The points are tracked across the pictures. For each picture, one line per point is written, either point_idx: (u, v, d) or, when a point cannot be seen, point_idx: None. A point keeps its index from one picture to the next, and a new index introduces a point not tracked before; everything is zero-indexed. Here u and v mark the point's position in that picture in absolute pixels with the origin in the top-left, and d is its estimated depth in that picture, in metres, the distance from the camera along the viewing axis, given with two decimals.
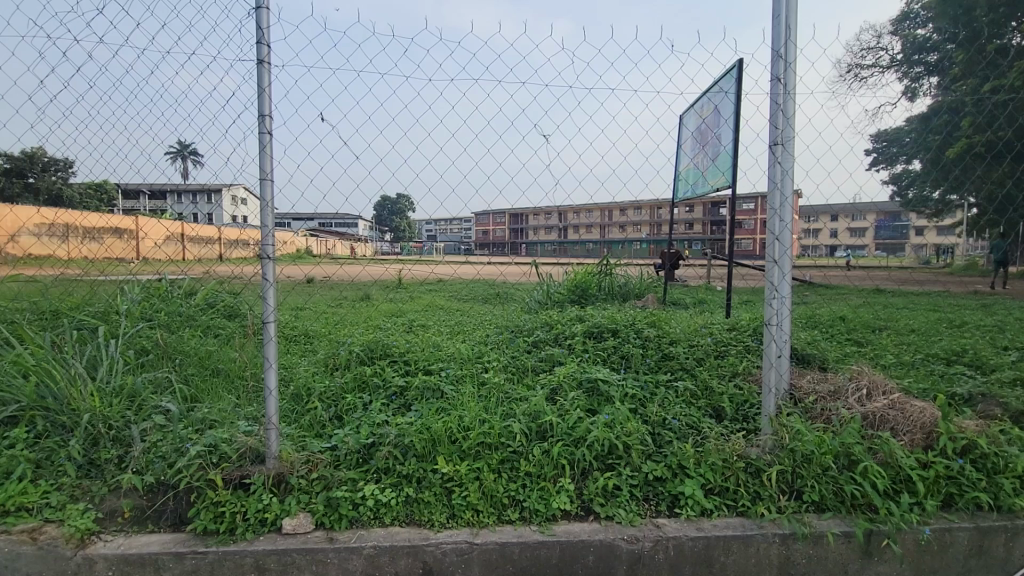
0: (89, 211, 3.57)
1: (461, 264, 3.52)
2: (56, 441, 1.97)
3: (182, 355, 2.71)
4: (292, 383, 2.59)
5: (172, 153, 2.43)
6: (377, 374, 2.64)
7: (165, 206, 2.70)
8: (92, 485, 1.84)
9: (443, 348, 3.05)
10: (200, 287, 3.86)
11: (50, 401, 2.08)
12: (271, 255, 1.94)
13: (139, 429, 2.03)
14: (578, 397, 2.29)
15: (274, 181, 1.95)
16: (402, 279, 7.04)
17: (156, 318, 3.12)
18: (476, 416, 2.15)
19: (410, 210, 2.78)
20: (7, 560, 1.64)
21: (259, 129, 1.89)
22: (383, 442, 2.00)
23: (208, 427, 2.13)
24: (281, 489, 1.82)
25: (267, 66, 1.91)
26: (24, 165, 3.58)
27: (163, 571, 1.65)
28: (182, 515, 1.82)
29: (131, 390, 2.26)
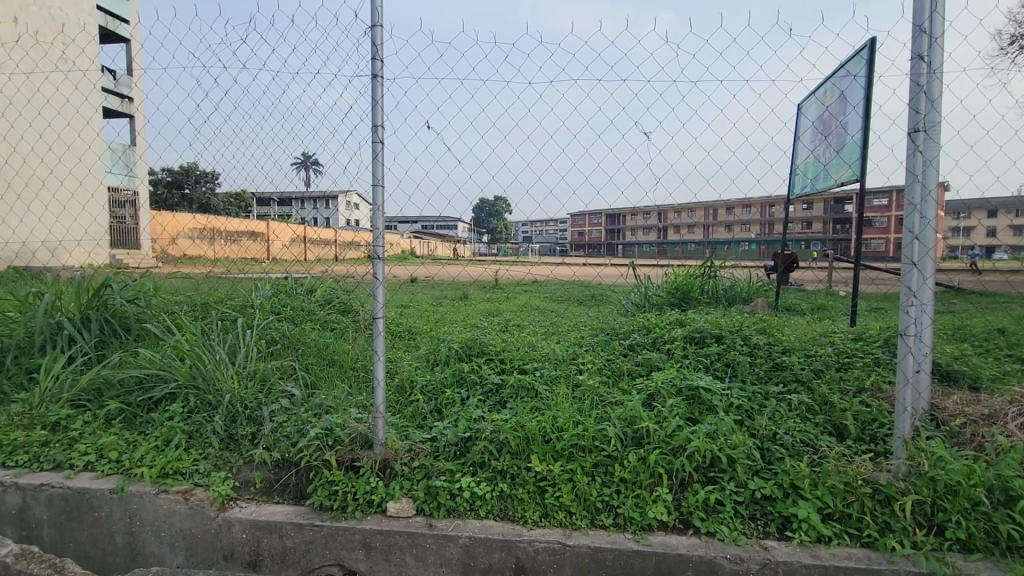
0: (231, 216, 4.05)
1: (558, 266, 3.52)
2: (204, 416, 2.27)
3: (303, 345, 2.99)
4: (397, 375, 2.76)
5: (298, 164, 2.70)
6: (474, 371, 2.72)
7: (291, 212, 3.01)
8: (231, 457, 2.10)
9: (538, 348, 3.07)
10: (320, 284, 4.22)
11: (200, 381, 2.40)
12: (381, 255, 2.07)
13: (268, 410, 2.28)
14: (678, 404, 2.18)
15: (385, 186, 2.09)
16: (499, 279, 7.19)
17: (283, 312, 3.48)
18: (570, 417, 2.14)
19: (507, 212, 2.83)
20: (167, 515, 1.92)
21: (373, 138, 2.04)
22: (479, 437, 2.06)
23: (325, 411, 2.33)
24: (386, 474, 1.95)
25: (381, 79, 2.05)
26: (181, 178, 4.16)
27: (287, 539, 1.84)
28: (302, 490, 2.01)
29: (262, 375, 2.55)
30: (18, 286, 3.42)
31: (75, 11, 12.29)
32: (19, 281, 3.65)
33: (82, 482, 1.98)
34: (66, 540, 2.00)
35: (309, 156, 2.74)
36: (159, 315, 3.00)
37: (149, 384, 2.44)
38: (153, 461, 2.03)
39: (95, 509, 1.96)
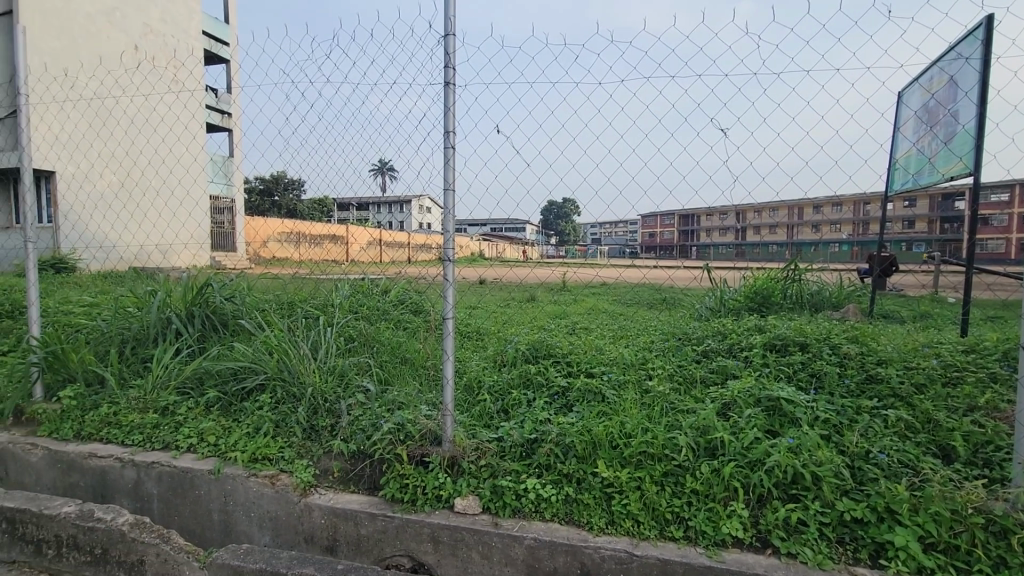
0: (314, 221, 4.32)
1: (627, 269, 3.44)
2: (289, 406, 2.44)
3: (378, 343, 3.13)
4: (465, 375, 2.82)
5: (375, 170, 2.83)
6: (540, 373, 2.72)
7: (368, 216, 3.16)
8: (312, 446, 2.24)
9: (606, 352, 3.02)
10: (394, 285, 4.41)
11: (286, 374, 2.59)
12: (452, 258, 2.13)
13: (345, 403, 2.41)
14: (757, 416, 2.06)
15: (456, 190, 2.15)
16: (566, 282, 7.16)
17: (360, 312, 3.67)
18: (639, 423, 2.08)
19: (576, 214, 2.80)
20: (257, 497, 2.08)
21: (445, 144, 2.10)
22: (545, 439, 2.06)
23: (398, 407, 2.43)
24: (453, 470, 1.99)
25: (453, 86, 2.11)
26: (271, 186, 4.51)
27: (361, 527, 1.93)
28: (375, 482, 2.10)
29: (341, 370, 2.70)
30: (136, 285, 3.84)
31: (185, 36, 13.64)
32: (137, 281, 4.10)
33: (185, 462, 2.19)
34: (172, 513, 2.22)
35: (385, 163, 2.87)
36: (252, 313, 3.26)
37: (243, 375, 2.67)
38: (245, 446, 2.21)
39: (196, 487, 2.16)
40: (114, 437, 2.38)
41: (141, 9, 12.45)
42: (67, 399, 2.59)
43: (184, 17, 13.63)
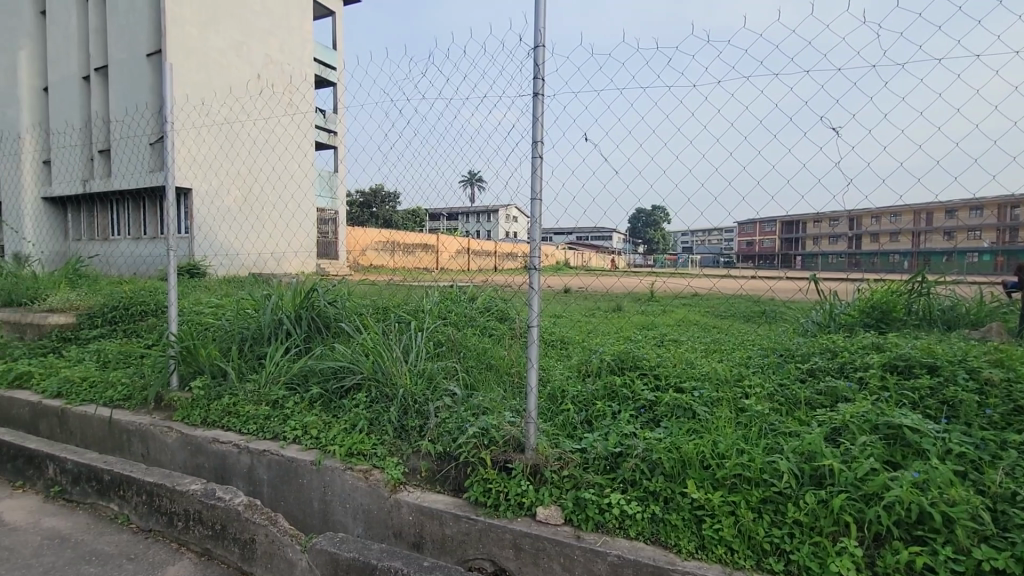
0: (408, 231, 4.53)
1: (722, 280, 3.25)
2: (382, 406, 2.58)
3: (466, 349, 3.22)
4: (549, 384, 2.81)
5: (464, 181, 2.92)
6: (626, 385, 2.64)
7: (457, 225, 3.27)
8: (402, 445, 2.34)
9: (697, 366, 2.87)
10: (480, 293, 4.52)
11: (379, 375, 2.74)
12: (537, 266, 2.15)
13: (433, 406, 2.50)
14: (873, 444, 1.85)
15: (542, 200, 2.17)
16: (654, 292, 6.92)
17: (449, 318, 3.80)
18: (734, 443, 1.95)
19: (666, 222, 2.71)
20: (352, 489, 2.21)
21: (533, 154, 2.12)
22: (631, 453, 1.99)
23: (483, 412, 2.48)
24: (536, 479, 1.99)
25: (542, 97, 2.13)
26: (370, 198, 4.82)
27: (446, 527, 1.98)
28: (460, 484, 2.15)
29: (429, 374, 2.80)
30: (254, 289, 4.26)
31: (299, 64, 15.05)
32: (255, 285, 4.55)
33: (291, 452, 2.39)
34: (279, 499, 2.42)
35: (474, 174, 2.95)
36: (351, 316, 3.49)
37: (342, 374, 2.86)
38: (342, 440, 2.36)
39: (299, 476, 2.34)
40: (233, 426, 2.65)
41: (264, 42, 13.94)
42: (196, 388, 2.93)
43: (299, 46, 15.04)
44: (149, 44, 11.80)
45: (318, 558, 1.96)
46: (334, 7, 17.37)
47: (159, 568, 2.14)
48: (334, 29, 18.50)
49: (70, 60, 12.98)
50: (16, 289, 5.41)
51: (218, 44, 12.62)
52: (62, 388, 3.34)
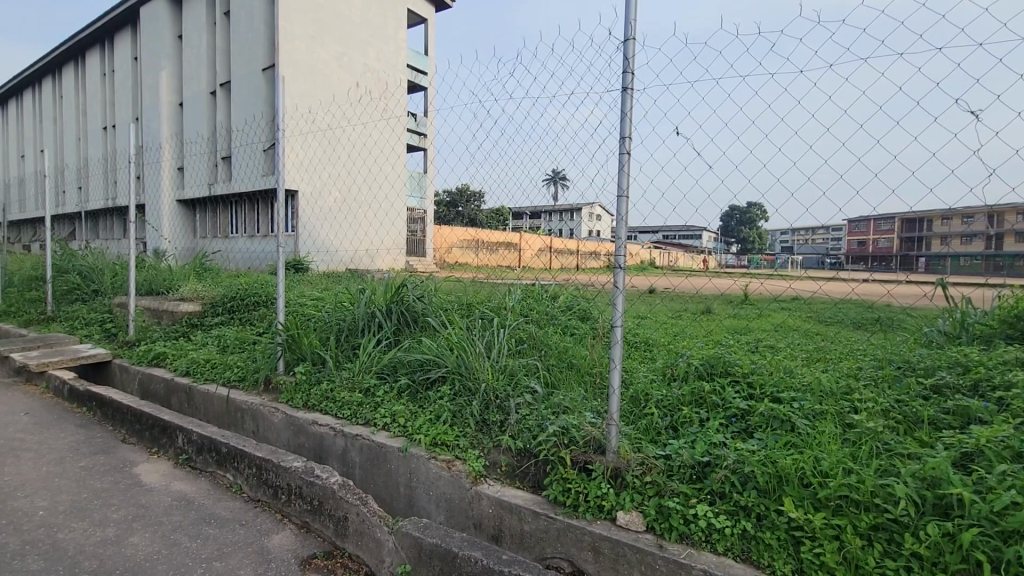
0: (493, 229, 4.59)
1: (826, 283, 2.98)
2: (465, 399, 2.65)
3: (547, 347, 3.22)
4: (633, 386, 2.73)
5: (548, 179, 2.92)
6: (716, 392, 2.50)
7: (540, 224, 3.28)
8: (484, 438, 2.39)
9: (797, 376, 2.66)
10: (562, 292, 4.56)
11: (463, 369, 2.82)
12: (623, 265, 2.10)
13: (514, 402, 2.52)
14: (1015, 474, 1.60)
15: (629, 196, 2.11)
16: (749, 294, 6.50)
17: (531, 316, 3.82)
18: (839, 461, 1.79)
19: (764, 220, 2.52)
20: (436, 478, 2.29)
21: (620, 150, 2.07)
22: (720, 463, 1.88)
23: (563, 411, 2.46)
24: (617, 482, 1.95)
25: (631, 91, 2.07)
26: (457, 198, 4.96)
27: (524, 522, 1.99)
28: (539, 481, 2.16)
29: (511, 370, 2.83)
30: (350, 284, 4.56)
31: (393, 71, 15.86)
32: (352, 280, 4.87)
33: (381, 438, 2.52)
34: (369, 481, 2.57)
35: (557, 173, 2.95)
36: (438, 311, 3.61)
37: (428, 366, 2.97)
38: (427, 430, 2.45)
39: (388, 461, 2.47)
40: (330, 410, 2.85)
41: (362, 52, 14.85)
42: (299, 374, 3.19)
43: (393, 53, 15.83)
44: (265, 60, 13.02)
45: (404, 541, 2.05)
46: (426, 14, 18.09)
47: (265, 535, 2.35)
48: (425, 35, 19.25)
49: (200, 77, 14.64)
50: (156, 280, 6.19)
51: (322, 56, 13.63)
52: (189, 368, 3.78)
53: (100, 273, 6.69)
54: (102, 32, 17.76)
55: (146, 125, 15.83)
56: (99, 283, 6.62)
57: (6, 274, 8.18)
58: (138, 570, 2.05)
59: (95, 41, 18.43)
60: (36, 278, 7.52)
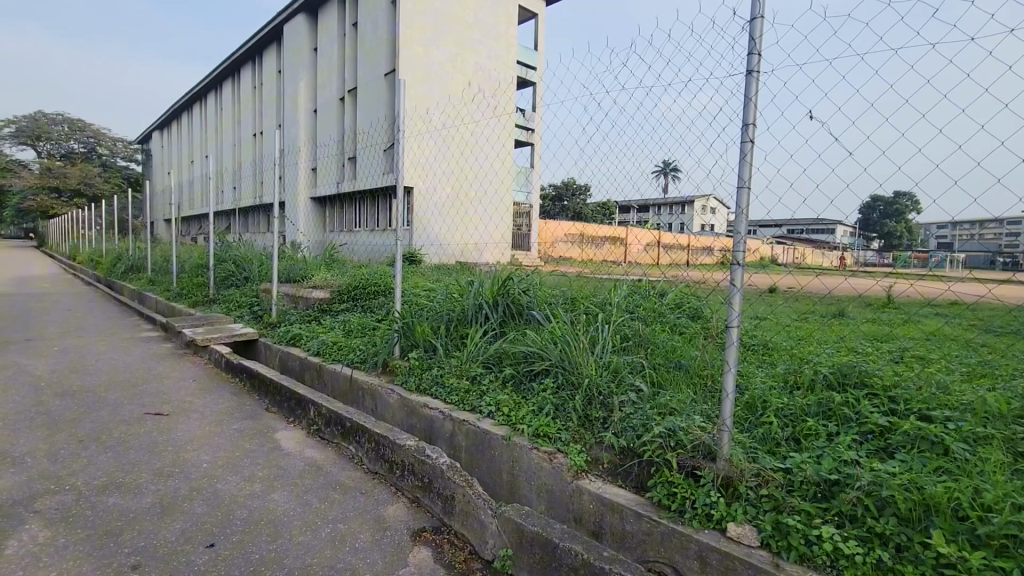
0: (599, 224, 4.43)
1: (996, 287, 2.53)
2: (567, 393, 2.65)
3: (654, 346, 3.11)
4: (748, 392, 2.55)
5: (658, 171, 2.81)
6: (848, 405, 2.25)
7: (648, 217, 3.18)
8: (585, 433, 2.38)
9: (954, 393, 2.29)
10: (672, 289, 4.40)
11: (566, 363, 2.82)
12: (741, 261, 1.96)
13: (618, 400, 2.48)
14: None
15: (751, 187, 1.96)
16: (893, 298, 5.72)
17: (637, 313, 3.72)
18: (1008, 495, 1.53)
19: (915, 212, 2.21)
20: (538, 469, 2.32)
21: (742, 139, 1.94)
22: (851, 484, 1.70)
23: (670, 412, 2.37)
24: (729, 492, 1.85)
25: (756, 74, 1.92)
26: (563, 191, 4.94)
27: (626, 522, 1.96)
28: (643, 482, 2.11)
29: (615, 367, 2.78)
30: (460, 276, 4.76)
31: (504, 68, 16.18)
32: (461, 272, 5.09)
33: (486, 425, 2.62)
34: (474, 465, 2.68)
35: (668, 163, 2.83)
36: (543, 304, 3.65)
37: (532, 359, 3.02)
38: (530, 421, 2.50)
39: (492, 448, 2.56)
40: (440, 395, 3.02)
41: (474, 50, 15.34)
42: (413, 359, 3.41)
43: (504, 51, 16.15)
44: (386, 66, 14.01)
45: (507, 526, 2.12)
46: (537, 9, 18.17)
47: (381, 505, 2.56)
48: (536, 31, 19.36)
49: (332, 85, 16.11)
50: (293, 269, 6.97)
51: (437, 58, 14.34)
52: (320, 348, 4.21)
53: (250, 262, 7.68)
54: (254, 50, 20.23)
55: (287, 131, 17.78)
56: (249, 271, 7.60)
57: (180, 262, 9.69)
58: (278, 523, 2.34)
59: (248, 59, 21.05)
60: (201, 266, 8.82)
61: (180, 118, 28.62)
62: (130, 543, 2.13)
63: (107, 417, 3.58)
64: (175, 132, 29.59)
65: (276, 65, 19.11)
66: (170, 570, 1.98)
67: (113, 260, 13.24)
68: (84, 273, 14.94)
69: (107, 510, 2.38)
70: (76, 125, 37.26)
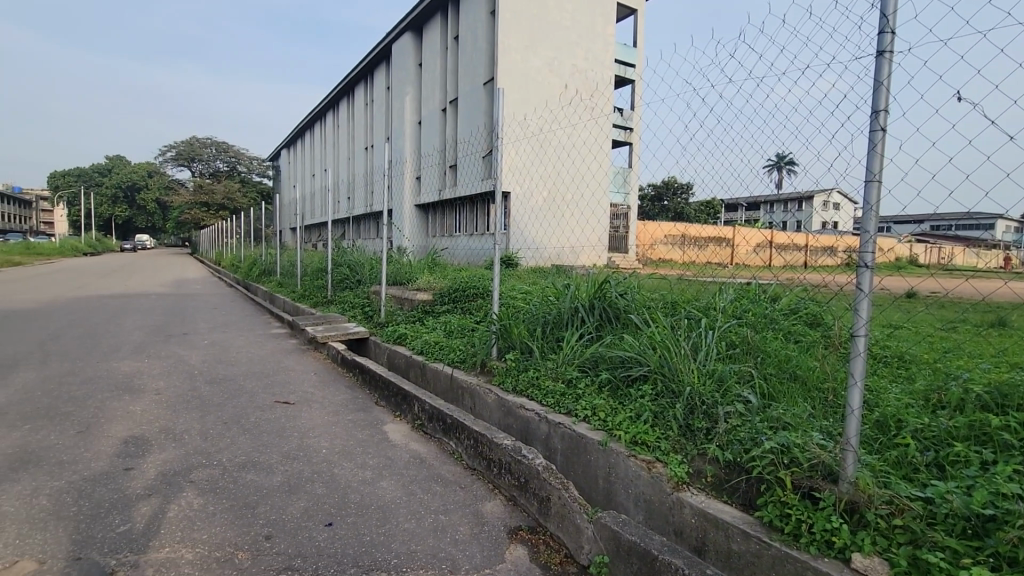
0: (703, 224, 4.17)
1: None
2: (668, 401, 2.55)
3: (765, 354, 2.90)
4: (878, 409, 2.28)
5: (771, 165, 2.61)
6: (1010, 430, 1.92)
7: (759, 215, 2.97)
8: (687, 444, 2.27)
9: None
10: (786, 293, 4.08)
11: (666, 369, 2.72)
12: (870, 263, 1.76)
13: (724, 410, 2.34)
14: None
15: (881, 180, 1.76)
16: None
17: (745, 318, 3.49)
18: None
19: None
20: (635, 477, 2.26)
21: (871, 127, 1.74)
22: (1013, 521, 1.45)
23: (783, 427, 2.19)
24: (854, 519, 1.67)
25: (889, 55, 1.72)
26: (663, 190, 4.77)
27: (733, 541, 1.84)
28: (751, 499, 1.97)
29: (720, 376, 2.62)
30: (555, 279, 4.78)
31: (601, 68, 15.96)
32: (557, 275, 5.11)
33: (582, 429, 2.60)
34: (570, 469, 2.67)
35: (783, 157, 2.62)
36: (641, 308, 3.55)
37: (630, 364, 2.95)
38: (628, 427, 2.44)
39: (588, 453, 2.53)
40: (536, 397, 3.05)
41: (571, 53, 15.34)
42: (510, 360, 3.49)
43: (602, 50, 15.92)
44: (486, 75, 14.47)
45: (603, 532, 2.09)
46: (636, 5, 17.72)
47: (480, 501, 2.64)
48: (635, 28, 18.89)
49: (435, 97, 16.97)
50: (400, 273, 7.44)
51: (534, 63, 14.57)
52: (423, 348, 4.45)
53: (362, 266, 8.32)
54: (367, 70, 21.92)
55: (395, 143, 19.03)
56: (361, 274, 8.24)
57: (303, 266, 10.76)
58: (386, 509, 2.50)
59: (362, 78, 22.81)
60: (321, 269, 9.72)
61: (304, 136, 31.80)
62: (263, 516, 2.41)
63: (245, 403, 4.08)
64: (299, 149, 32.92)
65: (385, 82, 20.54)
66: (296, 542, 2.20)
67: (250, 265, 15.05)
68: (227, 277, 17.13)
69: (245, 485, 2.71)
70: (222, 147, 42.87)
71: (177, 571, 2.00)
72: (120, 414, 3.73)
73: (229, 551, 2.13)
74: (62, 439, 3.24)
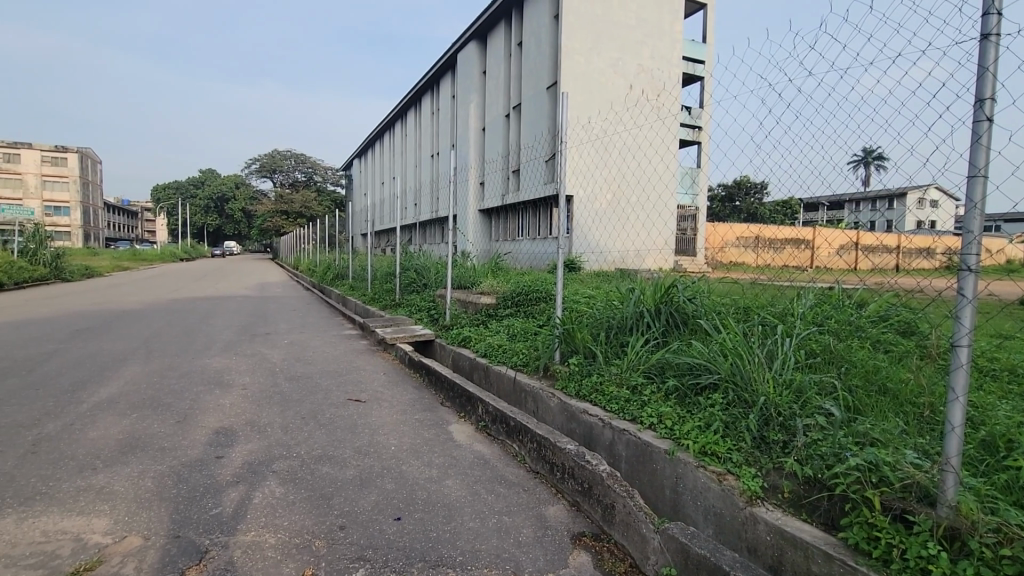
0: (781, 225, 3.91)
1: None
2: (741, 411, 2.44)
3: (848, 364, 2.70)
4: (984, 428, 2.06)
5: (856, 161, 2.43)
6: None
7: (842, 215, 2.78)
8: (761, 457, 2.16)
9: None
10: (875, 298, 3.74)
11: (738, 377, 2.60)
12: (973, 266, 1.60)
13: (802, 422, 2.20)
14: None
15: (987, 175, 1.59)
16: None
17: (827, 325, 3.25)
18: None
19: None
20: (705, 488, 2.17)
21: (974, 117, 1.59)
22: None
23: (870, 443, 2.04)
24: (954, 547, 1.52)
25: (995, 38, 1.56)
26: (735, 190, 4.56)
27: (813, 562, 1.72)
28: (834, 519, 1.83)
29: (799, 387, 2.47)
30: (620, 283, 4.70)
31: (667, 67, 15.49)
32: (621, 279, 5.02)
33: (648, 436, 2.54)
34: (635, 477, 2.61)
35: (870, 152, 2.44)
36: (711, 313, 3.42)
37: (698, 371, 2.85)
38: (697, 437, 2.35)
39: (654, 461, 2.46)
40: (600, 402, 3.00)
41: (634, 53, 15.05)
42: (573, 365, 3.46)
43: (668, 48, 15.48)
44: (549, 79, 14.52)
45: (671, 544, 2.02)
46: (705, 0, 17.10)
47: (543, 504, 2.65)
48: (704, 24, 18.24)
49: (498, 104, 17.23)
50: (465, 277, 7.59)
51: (597, 65, 14.43)
52: (486, 350, 4.53)
53: (428, 270, 8.58)
54: (434, 79, 22.62)
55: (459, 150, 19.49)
56: (427, 278, 8.50)
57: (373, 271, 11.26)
58: (452, 507, 2.57)
59: (429, 87, 23.54)
60: (390, 273, 10.12)
61: (375, 146, 33.32)
62: (338, 507, 2.54)
63: (321, 400, 4.32)
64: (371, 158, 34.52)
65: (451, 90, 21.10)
66: (367, 534, 2.30)
67: (325, 268, 15.94)
68: (305, 280, 18.27)
69: (321, 477, 2.87)
70: (301, 158, 45.75)
71: (261, 554, 2.15)
72: (212, 406, 4.07)
73: (307, 539, 2.26)
74: (163, 427, 3.59)
